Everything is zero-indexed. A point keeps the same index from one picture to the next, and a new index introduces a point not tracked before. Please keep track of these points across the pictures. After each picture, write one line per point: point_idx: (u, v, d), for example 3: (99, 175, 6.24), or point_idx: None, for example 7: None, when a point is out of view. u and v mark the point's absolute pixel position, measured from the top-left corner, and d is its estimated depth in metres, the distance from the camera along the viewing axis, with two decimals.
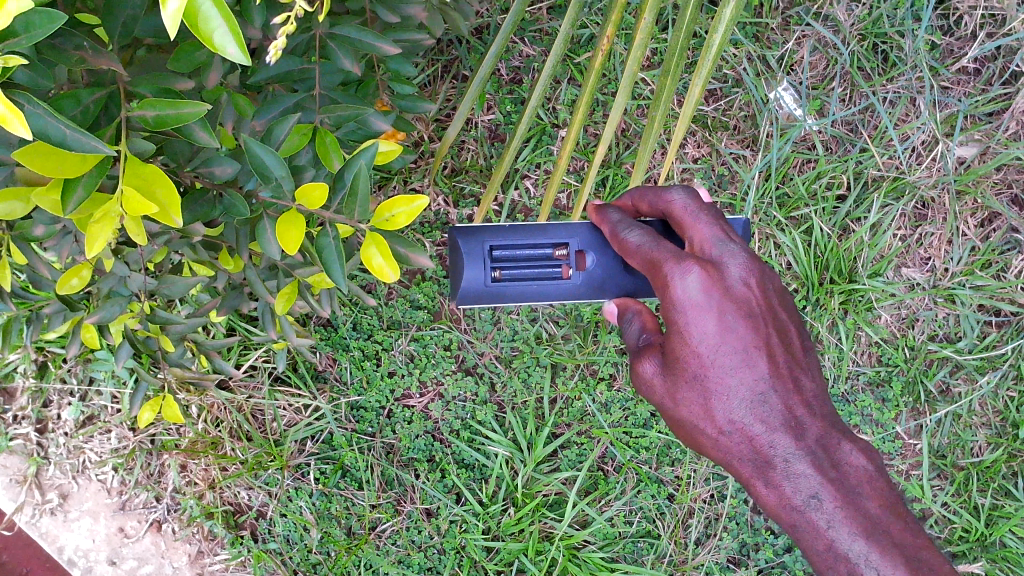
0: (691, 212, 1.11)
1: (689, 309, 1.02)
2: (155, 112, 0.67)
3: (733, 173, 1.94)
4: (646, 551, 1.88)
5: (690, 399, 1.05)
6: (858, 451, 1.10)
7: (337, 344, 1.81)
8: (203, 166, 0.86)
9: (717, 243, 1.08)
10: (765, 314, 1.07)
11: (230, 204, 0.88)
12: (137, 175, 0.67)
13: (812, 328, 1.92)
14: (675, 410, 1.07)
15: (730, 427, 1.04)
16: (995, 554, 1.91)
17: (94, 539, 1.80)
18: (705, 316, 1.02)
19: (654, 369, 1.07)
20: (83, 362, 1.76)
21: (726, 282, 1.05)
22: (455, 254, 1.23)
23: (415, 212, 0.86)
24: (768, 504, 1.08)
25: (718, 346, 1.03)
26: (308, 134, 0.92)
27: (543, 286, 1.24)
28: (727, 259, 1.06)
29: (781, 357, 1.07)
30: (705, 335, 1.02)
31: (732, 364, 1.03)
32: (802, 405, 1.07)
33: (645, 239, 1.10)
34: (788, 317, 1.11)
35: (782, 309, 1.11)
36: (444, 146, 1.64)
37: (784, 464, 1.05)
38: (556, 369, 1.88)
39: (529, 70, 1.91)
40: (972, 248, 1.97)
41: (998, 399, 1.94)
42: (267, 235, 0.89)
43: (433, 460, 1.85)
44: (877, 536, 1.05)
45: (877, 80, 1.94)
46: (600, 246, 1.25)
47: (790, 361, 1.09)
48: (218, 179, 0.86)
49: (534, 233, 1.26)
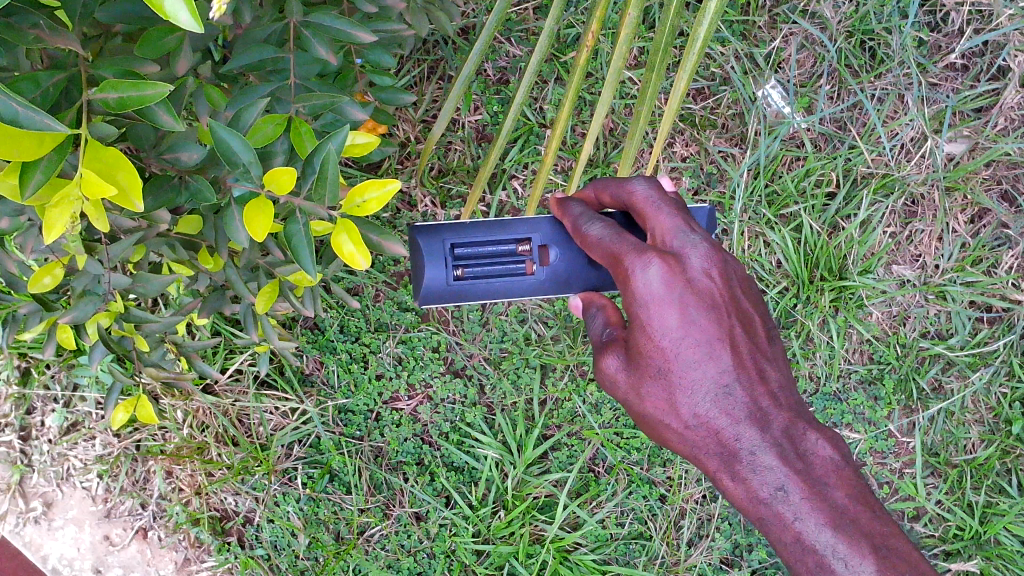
0: (653, 202, 1.11)
1: (650, 303, 1.02)
2: (117, 95, 0.66)
3: (722, 172, 1.93)
4: (638, 553, 1.86)
5: (653, 393, 1.05)
6: (824, 440, 1.10)
7: (324, 347, 1.79)
8: (169, 152, 0.85)
9: (679, 234, 1.07)
10: (728, 305, 1.07)
11: (196, 189, 0.88)
12: (98, 159, 0.66)
13: (803, 326, 1.91)
14: (640, 406, 1.07)
15: (696, 422, 1.05)
16: (991, 552, 1.89)
17: (79, 547, 1.78)
18: (668, 310, 1.02)
19: (618, 365, 1.07)
20: (67, 367, 1.75)
21: (689, 274, 1.04)
22: (416, 253, 1.25)
23: (386, 196, 0.85)
24: (735, 498, 1.07)
25: (681, 339, 1.03)
26: (282, 124, 0.90)
27: (506, 283, 1.25)
28: (689, 250, 1.06)
29: (745, 349, 1.07)
30: (667, 329, 1.03)
31: (696, 358, 1.03)
32: (768, 396, 1.08)
33: (605, 232, 1.11)
34: (751, 307, 1.11)
35: (745, 299, 1.10)
36: (429, 145, 1.62)
37: (750, 456, 1.05)
38: (546, 370, 1.87)
39: (515, 69, 1.90)
40: (963, 244, 1.96)
41: (991, 396, 1.92)
42: (236, 223, 0.88)
43: (423, 463, 1.83)
44: (844, 526, 1.03)
45: (865, 77, 1.93)
46: (564, 241, 1.26)
47: (754, 352, 1.09)
48: (185, 166, 0.85)
49: (497, 230, 1.28)
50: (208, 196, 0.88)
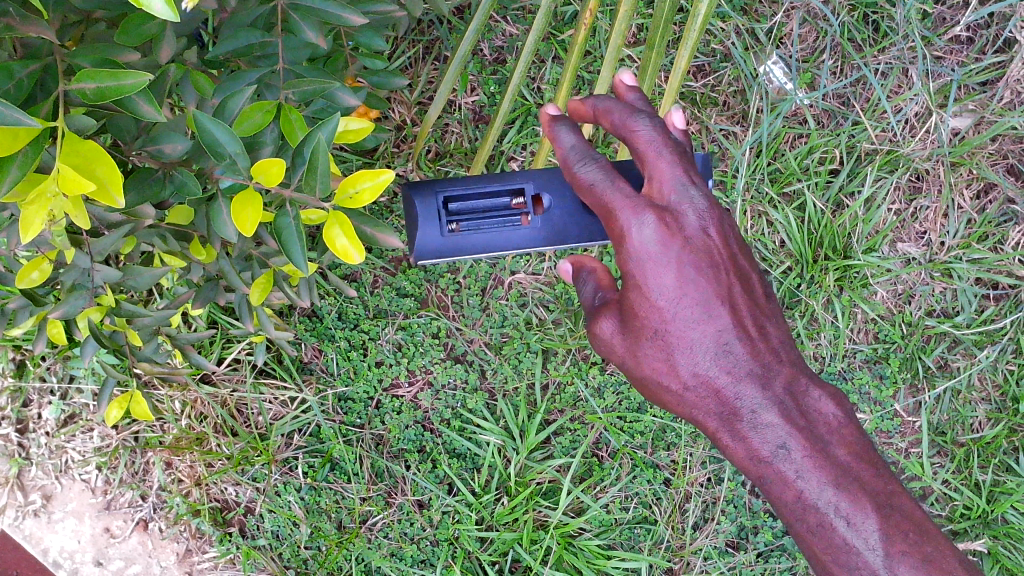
0: (654, 146, 1.06)
1: (645, 261, 1.03)
2: (95, 85, 0.64)
3: (724, 149, 1.90)
4: (643, 537, 1.84)
5: (652, 354, 1.07)
6: (826, 397, 1.12)
7: (323, 335, 1.78)
8: (151, 143, 0.82)
9: (679, 186, 1.06)
10: (727, 262, 1.07)
11: (181, 182, 0.85)
12: (76, 153, 0.63)
13: (807, 305, 1.88)
14: (638, 369, 1.09)
15: (694, 381, 1.07)
16: (998, 531, 1.85)
17: (79, 539, 1.77)
18: (665, 270, 1.03)
19: (613, 328, 1.09)
20: (62, 359, 1.73)
21: (685, 230, 1.05)
22: (409, 210, 1.25)
23: (380, 186, 0.82)
24: (736, 456, 1.10)
25: (677, 297, 1.04)
26: (271, 112, 0.86)
27: (503, 234, 1.25)
28: (687, 205, 1.05)
29: (744, 307, 1.08)
30: (664, 288, 1.03)
31: (693, 317, 1.04)
32: (768, 352, 1.09)
33: (600, 179, 1.06)
34: (750, 265, 1.11)
35: (743, 257, 1.11)
36: (425, 128, 1.56)
37: (751, 415, 1.07)
38: (548, 355, 1.85)
39: (512, 49, 1.86)
40: (969, 221, 1.92)
41: (997, 373, 1.89)
42: (223, 217, 0.86)
43: (424, 450, 1.81)
44: (848, 485, 1.07)
45: (868, 51, 1.89)
46: (557, 188, 1.27)
47: (754, 310, 1.10)
48: (169, 158, 0.82)
49: (491, 184, 1.28)
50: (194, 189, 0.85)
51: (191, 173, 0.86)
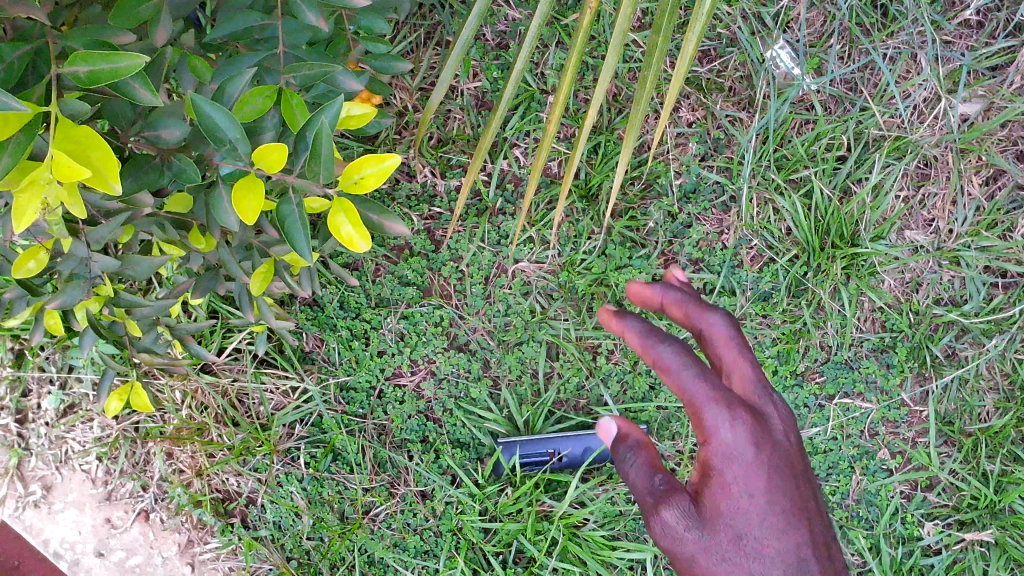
0: (734, 344, 1.10)
1: (730, 459, 0.97)
2: (88, 67, 0.62)
3: (730, 136, 1.87)
4: (647, 528, 1.82)
5: (722, 544, 0.94)
6: None
7: (324, 324, 1.76)
8: (148, 129, 0.80)
9: (762, 396, 1.06)
10: (803, 479, 1.02)
11: (179, 169, 0.83)
12: (69, 138, 0.61)
13: (813, 294, 1.86)
14: (710, 568, 0.94)
15: (759, 553, 0.94)
16: (1006, 521, 1.82)
17: (81, 530, 1.75)
18: (751, 462, 0.97)
19: (678, 518, 0.97)
20: (61, 349, 1.72)
21: (772, 439, 1.02)
22: None
23: (386, 171, 0.80)
24: None
25: (757, 489, 0.96)
26: (271, 97, 0.85)
27: None
28: (771, 414, 1.05)
29: (818, 524, 1.00)
30: (747, 477, 0.96)
31: (774, 523, 0.95)
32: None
33: (685, 362, 1.00)
34: (823, 516, 1.03)
35: (819, 506, 1.04)
36: (428, 114, 1.51)
37: None
38: (552, 344, 1.84)
39: (515, 33, 1.83)
40: (978, 208, 1.90)
41: (1006, 362, 1.86)
42: (224, 204, 0.84)
43: (427, 440, 1.80)
44: None
45: (876, 36, 1.86)
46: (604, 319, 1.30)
47: (825, 532, 1.01)
48: (167, 144, 0.81)
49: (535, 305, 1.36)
50: (193, 176, 0.82)
51: (190, 159, 0.84)
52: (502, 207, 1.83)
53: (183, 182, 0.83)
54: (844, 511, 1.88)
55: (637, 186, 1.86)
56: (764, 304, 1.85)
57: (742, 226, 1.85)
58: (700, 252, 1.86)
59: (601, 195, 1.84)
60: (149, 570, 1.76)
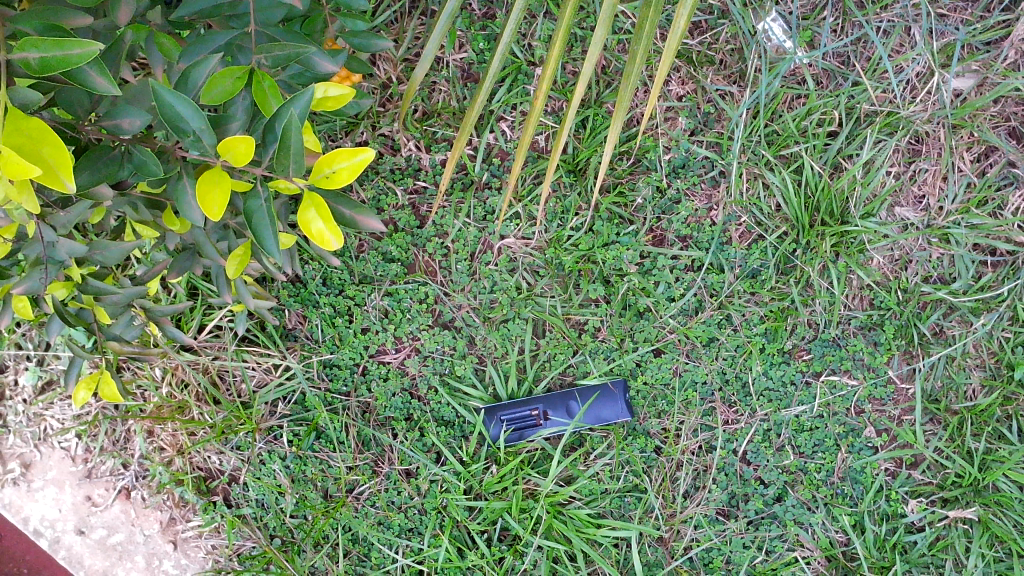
0: None
1: None
2: (39, 55, 0.68)
3: (720, 111, 1.84)
4: (633, 506, 1.81)
5: None
6: None
7: (307, 301, 1.75)
8: (108, 119, 0.85)
9: None
10: None
11: (141, 161, 0.84)
12: (20, 131, 0.64)
13: (803, 272, 1.82)
14: None
15: None
16: (989, 499, 1.80)
17: (60, 508, 1.74)
18: None
19: None
20: (37, 326, 1.71)
21: None
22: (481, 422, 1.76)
23: (357, 166, 0.82)
24: None
25: None
26: (242, 78, 0.86)
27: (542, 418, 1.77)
28: None
29: None
30: None
31: None
32: None
33: None
34: None
35: None
36: (411, 88, 1.45)
37: None
38: (537, 323, 1.82)
39: (501, 3, 1.79)
40: (969, 185, 1.87)
41: (993, 340, 1.83)
42: (186, 197, 0.88)
43: (412, 418, 1.78)
44: None
45: (870, 8, 1.83)
46: None
47: None
48: (126, 134, 0.85)
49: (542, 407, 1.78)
50: (155, 169, 0.84)
51: (152, 152, 0.85)
52: (488, 181, 1.80)
53: (145, 175, 0.85)
54: (830, 488, 1.82)
55: (626, 161, 1.84)
56: (752, 282, 1.82)
57: (732, 202, 1.82)
58: (688, 229, 1.82)
59: (588, 170, 1.81)
60: (131, 549, 1.74)
